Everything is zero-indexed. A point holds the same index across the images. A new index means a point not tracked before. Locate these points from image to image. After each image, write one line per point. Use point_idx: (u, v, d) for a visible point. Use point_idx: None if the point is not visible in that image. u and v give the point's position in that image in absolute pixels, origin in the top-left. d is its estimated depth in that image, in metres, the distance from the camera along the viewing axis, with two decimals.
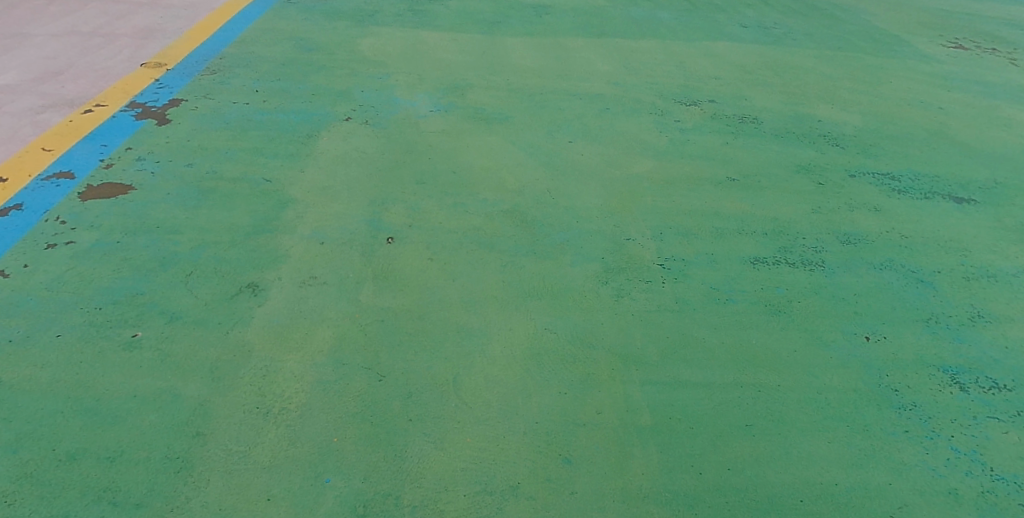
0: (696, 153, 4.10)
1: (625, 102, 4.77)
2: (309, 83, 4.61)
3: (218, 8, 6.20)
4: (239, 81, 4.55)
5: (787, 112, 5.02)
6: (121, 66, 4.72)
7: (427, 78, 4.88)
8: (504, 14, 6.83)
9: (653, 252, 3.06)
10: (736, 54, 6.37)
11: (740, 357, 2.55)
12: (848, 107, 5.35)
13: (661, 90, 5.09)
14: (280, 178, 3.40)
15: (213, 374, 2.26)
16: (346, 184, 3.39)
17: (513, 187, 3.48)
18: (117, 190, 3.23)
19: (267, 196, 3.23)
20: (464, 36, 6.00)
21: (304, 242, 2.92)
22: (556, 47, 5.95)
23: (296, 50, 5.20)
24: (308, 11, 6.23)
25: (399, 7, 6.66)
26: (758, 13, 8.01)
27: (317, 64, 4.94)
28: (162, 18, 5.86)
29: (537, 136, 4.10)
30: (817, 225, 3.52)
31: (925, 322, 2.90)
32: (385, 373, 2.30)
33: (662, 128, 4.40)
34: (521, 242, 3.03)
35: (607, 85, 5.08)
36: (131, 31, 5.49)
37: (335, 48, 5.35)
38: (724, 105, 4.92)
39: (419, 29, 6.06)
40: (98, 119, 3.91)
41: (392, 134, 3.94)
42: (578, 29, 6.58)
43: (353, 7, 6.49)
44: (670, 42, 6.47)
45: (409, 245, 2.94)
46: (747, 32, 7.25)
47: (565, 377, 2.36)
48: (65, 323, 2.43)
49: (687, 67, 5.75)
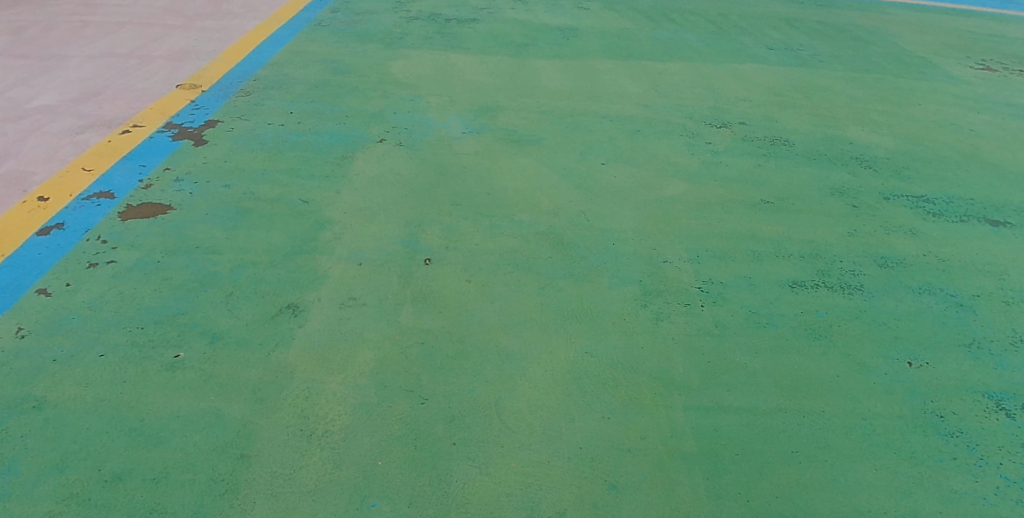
0: (729, 175, 4.09)
1: (656, 124, 4.78)
2: (342, 105, 4.67)
3: (249, 30, 6.33)
4: (273, 103, 4.62)
5: (818, 134, 5.01)
6: (158, 88, 4.82)
7: (457, 99, 4.93)
8: (532, 37, 6.91)
9: (690, 275, 3.04)
10: (763, 76, 6.39)
11: (784, 381, 2.51)
12: (878, 129, 5.33)
13: (691, 111, 5.11)
14: (317, 199, 3.43)
15: (255, 395, 2.26)
16: (382, 205, 3.41)
17: (547, 208, 3.48)
18: (156, 209, 3.27)
19: (304, 217, 3.26)
20: (493, 58, 6.07)
21: (342, 262, 2.93)
22: (584, 69, 5.99)
23: (329, 72, 5.28)
24: (339, 33, 6.35)
25: (428, 30, 6.77)
26: (781, 40, 8.08)
27: (349, 86, 5.01)
28: (197, 40, 5.98)
29: (569, 158, 4.11)
30: (854, 248, 3.49)
31: (968, 347, 2.84)
32: (428, 396, 2.29)
33: (694, 150, 4.39)
34: (557, 263, 3.02)
35: (637, 107, 5.10)
36: (166, 53, 5.60)
37: (367, 70, 5.42)
38: (754, 127, 4.92)
39: (448, 51, 6.15)
40: (135, 139, 3.98)
41: (425, 156, 3.97)
42: (606, 51, 6.63)
43: (383, 29, 6.60)
44: (698, 64, 6.51)
45: (446, 267, 2.94)
46: (774, 56, 7.28)
47: (608, 401, 2.33)
48: (107, 343, 2.45)
49: (715, 89, 5.76)
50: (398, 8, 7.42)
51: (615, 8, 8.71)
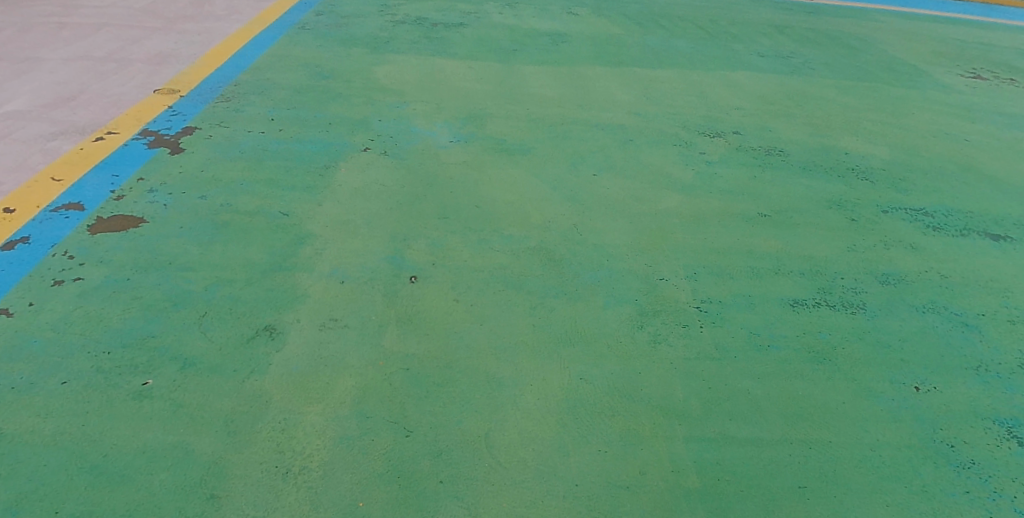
0: (724, 187, 3.98)
1: (649, 133, 4.67)
2: (325, 112, 4.51)
3: (231, 34, 6.16)
4: (254, 109, 4.46)
5: (813, 144, 4.92)
6: (135, 93, 4.64)
7: (445, 106, 4.80)
8: (521, 42, 6.80)
9: (688, 294, 2.92)
10: (755, 84, 6.30)
11: (788, 409, 2.39)
12: (873, 139, 5.26)
13: (684, 120, 5.00)
14: (298, 212, 3.27)
15: (227, 428, 2.10)
16: (366, 218, 3.26)
17: (539, 222, 3.35)
18: (128, 222, 3.10)
19: (284, 231, 3.10)
20: (482, 64, 5.95)
21: (323, 280, 2.78)
22: (574, 75, 5.87)
23: (313, 78, 5.13)
24: (323, 37, 6.20)
25: (414, 35, 6.64)
26: (772, 47, 8.02)
27: (333, 92, 4.86)
28: (177, 43, 5.81)
29: (560, 169, 3.98)
30: (855, 264, 3.39)
31: (975, 370, 2.74)
32: (413, 428, 2.15)
33: (688, 161, 4.28)
34: (550, 282, 2.89)
35: (629, 115, 4.98)
36: (145, 56, 5.42)
37: (352, 75, 5.27)
38: (748, 137, 4.82)
39: (435, 57, 6.02)
40: (109, 148, 3.80)
41: (411, 166, 3.83)
42: (597, 58, 6.53)
43: (369, 34, 6.46)
44: (689, 71, 6.41)
45: (434, 285, 2.80)
46: (765, 63, 7.21)
47: (604, 433, 2.20)
48: (70, 369, 2.28)
49: (708, 97, 5.67)
50: (384, 12, 7.28)
51: (604, 14, 8.62)
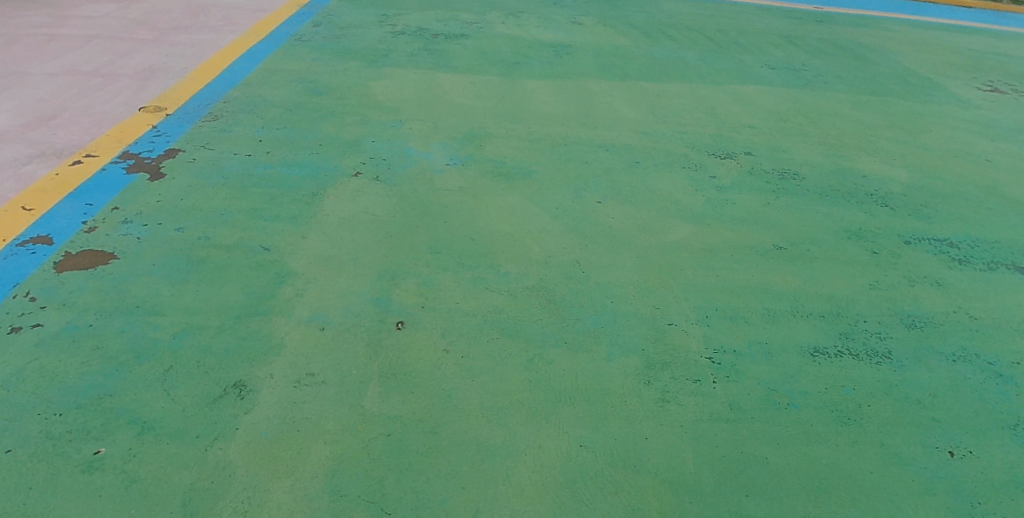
0: (736, 215, 3.75)
1: (656, 154, 4.44)
2: (317, 131, 4.31)
3: (225, 46, 5.97)
4: (242, 129, 4.25)
5: (828, 166, 4.69)
6: (119, 110, 4.45)
7: (442, 125, 4.58)
8: (523, 54, 6.58)
9: (699, 342, 2.69)
10: (767, 99, 6.07)
11: (810, 482, 2.17)
12: (891, 160, 5.02)
13: (693, 139, 4.77)
14: (280, 245, 3.06)
15: (185, 509, 1.89)
16: (353, 253, 3.04)
17: (538, 257, 3.12)
18: (97, 259, 2.90)
19: (263, 268, 2.89)
20: (482, 78, 5.73)
21: (302, 326, 2.56)
22: (579, 90, 5.65)
23: (306, 94, 4.92)
24: (319, 50, 6.00)
25: (414, 47, 6.44)
26: (783, 58, 7.78)
27: (326, 111, 4.65)
28: (167, 56, 5.62)
29: (562, 195, 3.75)
30: (877, 305, 3.16)
31: (1014, 430, 2.51)
32: (392, 508, 1.93)
33: (698, 185, 4.05)
34: (549, 327, 2.66)
35: (636, 134, 4.75)
36: (133, 70, 5.23)
37: (346, 91, 5.06)
38: (761, 158, 4.58)
39: (435, 70, 5.81)
40: (85, 172, 3.60)
41: (404, 192, 3.61)
42: (602, 71, 6.30)
43: (366, 46, 6.26)
44: (698, 86, 6.18)
45: (422, 332, 2.58)
46: (777, 76, 6.97)
47: (605, 514, 1.98)
48: (18, 435, 2.08)
49: (718, 113, 5.43)
50: (383, 23, 7.08)
51: (610, 24, 8.40)
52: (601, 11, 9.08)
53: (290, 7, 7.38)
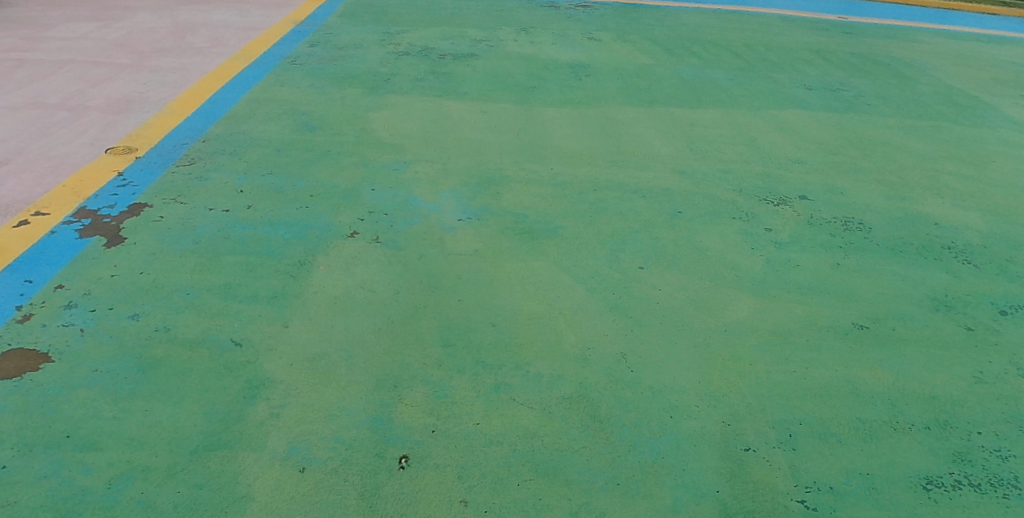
0: (802, 283, 3.18)
1: (698, 200, 3.85)
2: (308, 177, 3.74)
3: (210, 71, 5.42)
4: (222, 176, 3.70)
5: (893, 211, 4.09)
6: (82, 153, 3.89)
7: (452, 166, 4.01)
8: (539, 77, 6.02)
9: (783, 477, 2.13)
10: (810, 127, 5.47)
11: None
12: (960, 200, 4.41)
13: (737, 179, 4.19)
14: (255, 338, 2.49)
15: None
16: (346, 347, 2.46)
17: (574, 349, 2.53)
18: (27, 362, 2.34)
19: (232, 374, 2.32)
20: (495, 106, 5.16)
21: (276, 467, 2.00)
22: (603, 119, 5.06)
23: (297, 129, 4.36)
24: (315, 75, 5.44)
25: (419, 70, 5.88)
26: (818, 77, 7.19)
27: (319, 151, 4.08)
28: (146, 84, 5.07)
29: (595, 258, 3.17)
30: (991, 406, 2.56)
31: None
32: None
33: (752, 242, 3.47)
34: (594, 462, 2.10)
35: (672, 174, 4.17)
36: (105, 102, 4.68)
37: (342, 126, 4.48)
38: (817, 204, 4.01)
39: (442, 97, 5.24)
40: (30, 236, 3.04)
41: (408, 258, 3.03)
42: (626, 95, 5.72)
43: (366, 70, 5.70)
44: (732, 112, 5.60)
45: (433, 473, 2.01)
46: (815, 98, 6.39)
47: None
48: None
49: (759, 146, 4.84)
50: (385, 43, 6.53)
51: (629, 40, 7.84)
52: (619, 26, 8.51)
53: (284, 27, 6.84)
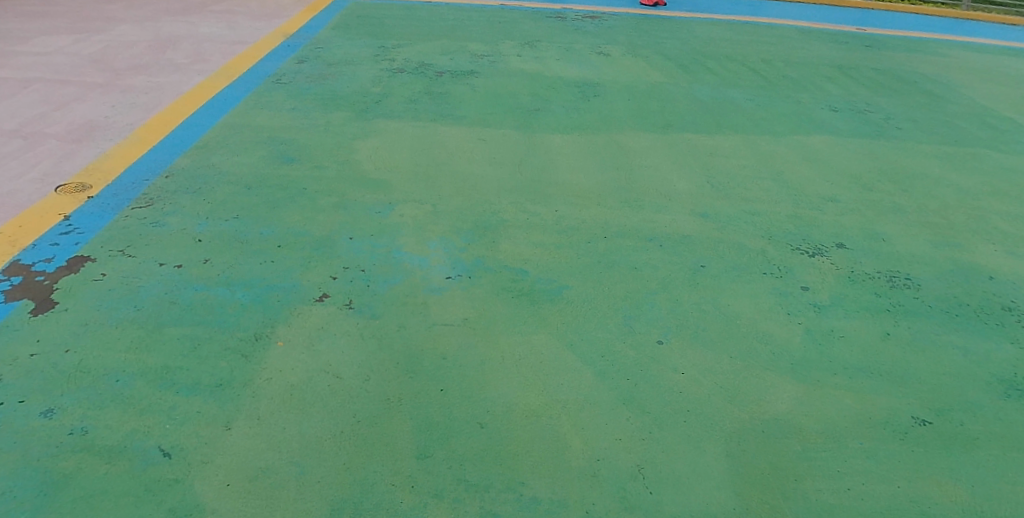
0: (850, 361, 2.74)
1: (722, 250, 3.38)
2: (279, 222, 3.29)
3: (186, 92, 4.99)
4: (180, 221, 3.25)
5: (942, 262, 3.61)
6: (27, 190, 3.45)
7: (443, 207, 3.55)
8: (543, 98, 5.56)
9: None
10: (840, 157, 4.99)
11: None
12: (1015, 246, 3.92)
13: (765, 223, 3.72)
14: (189, 447, 2.05)
15: None
16: (301, 460, 2.03)
17: (580, 463, 2.11)
18: None
19: (155, 501, 1.90)
20: (495, 132, 4.70)
21: None
22: (613, 147, 4.59)
23: (273, 162, 3.91)
24: (300, 97, 5.01)
25: (413, 89, 5.43)
26: (843, 97, 6.70)
27: (294, 188, 3.62)
28: (114, 107, 4.64)
29: (605, 328, 2.70)
30: None
31: None
32: None
33: (789, 306, 3.02)
34: None
35: (692, 216, 3.70)
36: (65, 128, 4.24)
37: (324, 157, 4.04)
38: (857, 255, 3.54)
39: (437, 122, 4.79)
40: None
41: (385, 330, 2.58)
42: (639, 119, 5.25)
43: (356, 90, 5.26)
44: (754, 138, 5.13)
45: None
46: (842, 121, 5.90)
47: None
48: None
49: (787, 180, 4.37)
50: (379, 59, 6.10)
51: (641, 54, 7.37)
52: (629, 39, 8.05)
53: (273, 41, 6.40)
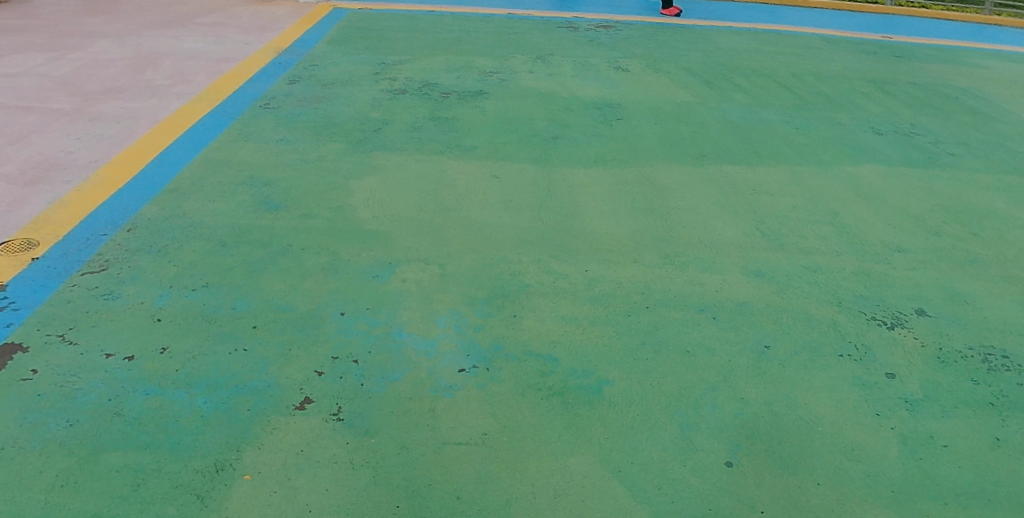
0: (962, 482, 2.19)
1: (786, 322, 2.84)
2: (256, 291, 2.75)
3: (162, 120, 4.46)
4: (138, 292, 2.72)
5: None
6: None
7: (453, 267, 3.01)
8: (561, 122, 5.02)
9: None
10: (896, 192, 4.44)
11: None
12: None
13: (829, 284, 3.17)
14: None
15: None
16: None
17: None
18: None
19: None
20: (510, 166, 4.16)
21: None
22: (643, 184, 4.05)
23: (255, 210, 3.38)
24: (289, 125, 4.47)
25: (417, 114, 4.89)
26: (885, 117, 6.15)
27: (276, 245, 3.08)
28: (78, 140, 4.10)
29: (658, 444, 2.16)
30: None
31: None
32: None
33: (876, 402, 2.47)
34: None
35: (744, 275, 3.15)
36: (19, 166, 3.71)
37: (314, 202, 3.50)
38: (944, 324, 2.98)
39: (444, 154, 4.25)
40: None
41: (383, 453, 2.04)
42: (668, 147, 4.71)
43: (353, 116, 4.72)
44: (799, 169, 4.58)
45: None
46: (889, 146, 5.35)
47: None
48: None
49: (844, 224, 3.82)
50: (379, 78, 5.56)
51: (662, 69, 6.83)
52: (648, 51, 7.50)
53: (263, 57, 5.87)
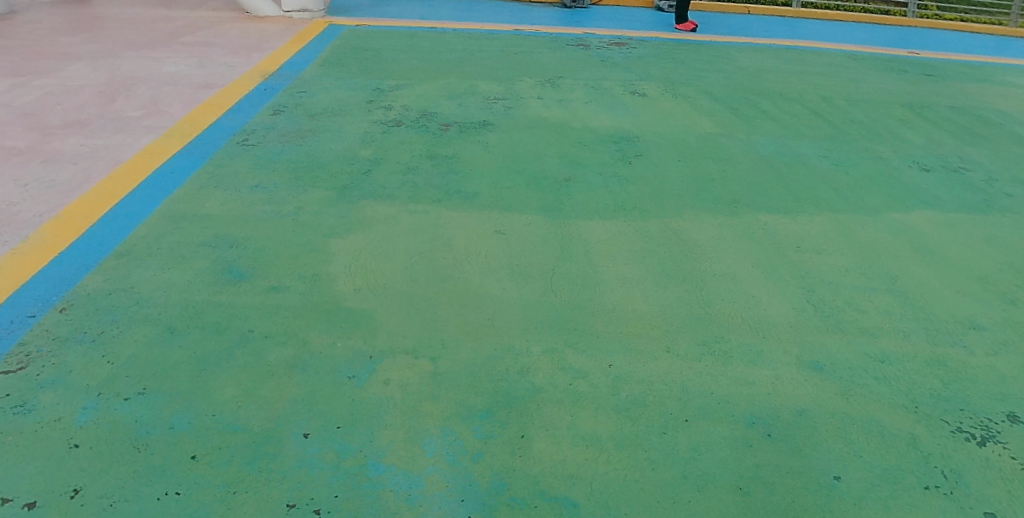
0: None
1: (855, 440, 2.30)
2: (202, 401, 2.23)
3: (126, 161, 3.95)
4: (58, 401, 2.21)
5: None
6: None
7: (446, 361, 2.48)
8: (573, 160, 4.49)
9: None
10: (957, 245, 3.89)
11: None
12: None
13: (900, 379, 2.63)
14: None
15: None
16: None
17: None
18: None
19: None
20: (516, 217, 3.64)
21: None
22: (670, 241, 3.52)
23: (216, 281, 2.87)
24: (268, 167, 3.96)
25: (413, 151, 4.38)
26: (929, 149, 5.60)
27: (235, 332, 2.57)
28: (26, 185, 3.60)
29: None
30: None
31: None
32: None
33: None
34: None
35: (798, 369, 2.61)
36: None
37: (287, 269, 2.98)
38: None
39: (441, 203, 3.73)
40: None
41: None
42: (695, 191, 4.18)
43: (341, 155, 4.21)
44: (844, 218, 4.03)
45: None
46: (938, 186, 4.80)
47: None
48: None
49: (905, 292, 3.27)
50: (374, 107, 5.06)
51: (682, 93, 6.30)
52: (666, 72, 6.98)
53: (248, 83, 5.38)
